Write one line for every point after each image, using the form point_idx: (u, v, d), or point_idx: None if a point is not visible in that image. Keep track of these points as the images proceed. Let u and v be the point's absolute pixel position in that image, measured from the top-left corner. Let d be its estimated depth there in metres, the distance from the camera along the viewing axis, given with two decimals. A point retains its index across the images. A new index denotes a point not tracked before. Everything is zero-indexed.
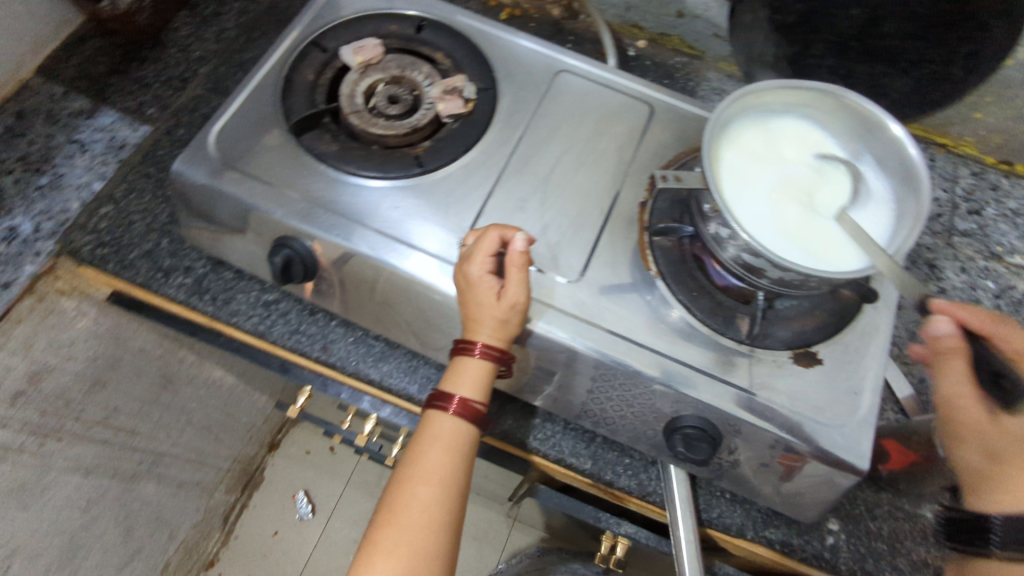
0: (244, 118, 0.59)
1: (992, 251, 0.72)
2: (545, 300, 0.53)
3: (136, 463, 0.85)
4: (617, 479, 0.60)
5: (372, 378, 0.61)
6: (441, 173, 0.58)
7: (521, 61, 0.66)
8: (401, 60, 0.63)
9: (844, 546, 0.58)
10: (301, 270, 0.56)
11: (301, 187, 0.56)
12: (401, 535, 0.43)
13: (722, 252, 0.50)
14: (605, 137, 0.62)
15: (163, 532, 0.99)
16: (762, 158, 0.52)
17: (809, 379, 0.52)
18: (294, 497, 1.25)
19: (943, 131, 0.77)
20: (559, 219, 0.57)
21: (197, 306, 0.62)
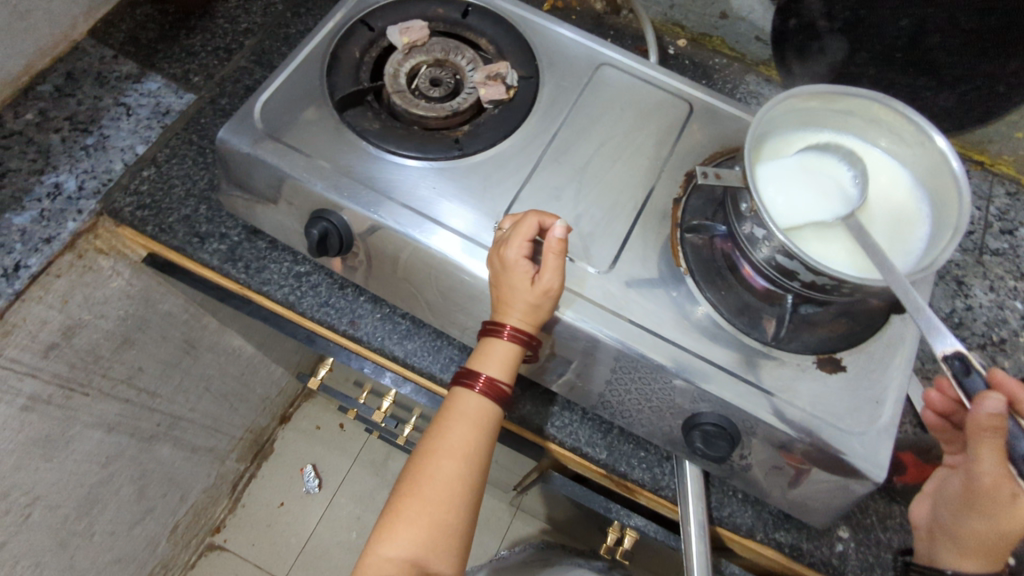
0: (290, 90, 0.60)
1: (1022, 272, 0.72)
2: (575, 289, 0.54)
3: (155, 424, 0.86)
4: (630, 471, 0.61)
5: (397, 355, 0.62)
6: (479, 157, 0.59)
7: (564, 52, 0.66)
8: (446, 44, 0.64)
9: (854, 553, 0.59)
10: (337, 244, 0.56)
11: (342, 162, 0.57)
12: (423, 505, 0.44)
13: (755, 252, 0.51)
14: (643, 132, 0.62)
15: (174, 494, 1.01)
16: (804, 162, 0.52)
17: (832, 385, 0.53)
18: (302, 471, 1.26)
19: (982, 148, 0.76)
20: (593, 210, 0.58)
21: (230, 273, 0.63)
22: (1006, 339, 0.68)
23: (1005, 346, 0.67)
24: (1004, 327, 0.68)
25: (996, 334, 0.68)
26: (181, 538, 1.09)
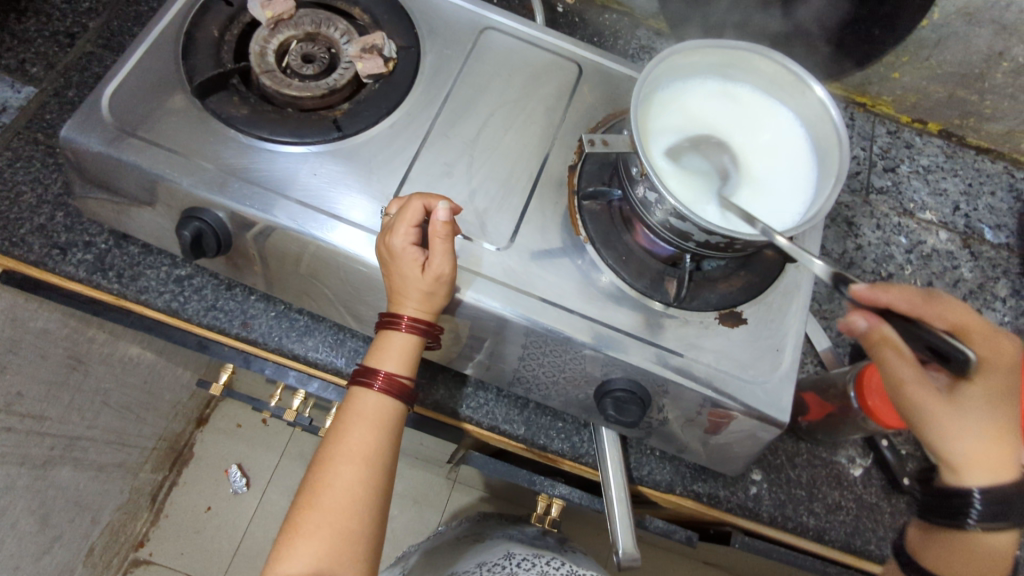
0: (142, 77, 0.54)
1: (905, 208, 0.75)
2: (473, 268, 0.52)
3: (48, 449, 0.80)
4: (550, 442, 0.61)
5: (296, 353, 0.59)
6: (362, 137, 0.55)
7: (445, 18, 0.62)
8: (316, 15, 0.59)
9: (767, 494, 0.61)
10: (214, 244, 0.52)
11: (210, 155, 0.52)
12: (324, 515, 0.43)
13: (651, 215, 0.50)
14: (533, 99, 0.60)
15: (84, 517, 0.94)
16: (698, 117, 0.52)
17: (734, 338, 0.53)
18: (227, 472, 1.21)
19: (863, 90, 0.79)
20: (488, 185, 0.55)
21: (100, 284, 0.57)
22: (893, 274, 0.71)
23: (892, 280, 0.71)
24: (890, 262, 0.72)
25: (884, 270, 0.71)
26: (100, 559, 1.02)
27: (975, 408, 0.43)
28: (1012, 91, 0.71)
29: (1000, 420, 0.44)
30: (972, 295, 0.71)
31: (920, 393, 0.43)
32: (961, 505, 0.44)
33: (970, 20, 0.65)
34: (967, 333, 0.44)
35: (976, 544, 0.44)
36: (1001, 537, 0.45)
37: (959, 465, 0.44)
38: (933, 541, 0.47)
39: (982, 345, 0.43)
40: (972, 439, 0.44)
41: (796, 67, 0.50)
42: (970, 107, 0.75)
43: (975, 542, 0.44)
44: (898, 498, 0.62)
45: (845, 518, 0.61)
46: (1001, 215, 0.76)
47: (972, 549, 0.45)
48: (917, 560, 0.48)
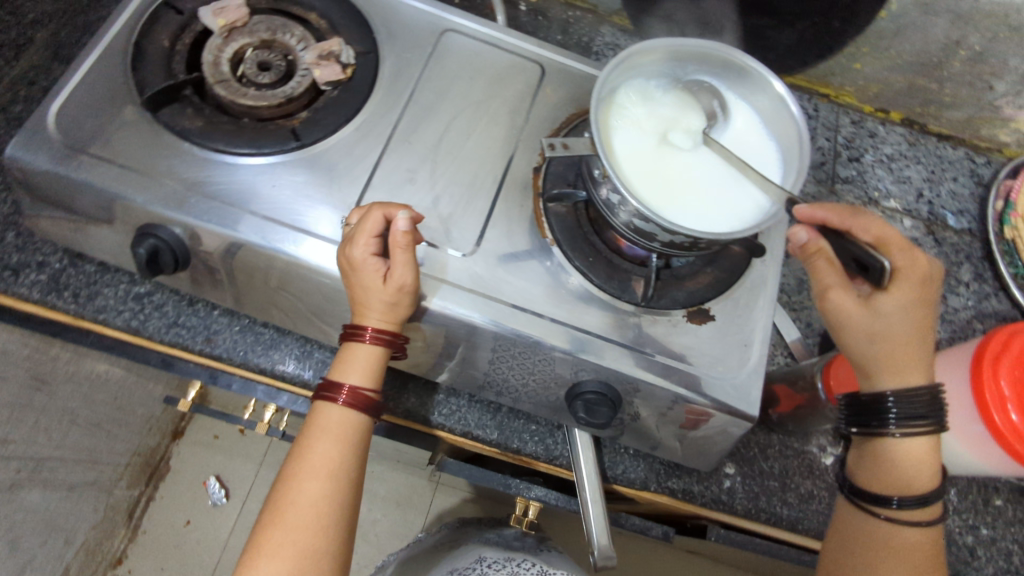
0: (90, 92, 0.52)
1: (870, 196, 0.76)
2: (438, 275, 0.51)
3: (15, 472, 0.78)
4: (523, 446, 0.60)
5: (263, 367, 0.58)
6: (322, 145, 0.54)
7: (403, 21, 0.61)
8: (270, 21, 0.58)
9: (740, 487, 0.61)
10: (171, 260, 0.51)
11: (164, 169, 0.51)
12: (288, 533, 0.42)
13: (615, 217, 0.50)
14: (495, 101, 0.60)
15: (58, 538, 0.92)
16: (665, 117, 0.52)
17: (703, 336, 0.53)
18: (205, 484, 1.20)
19: (826, 81, 0.79)
20: (451, 190, 0.55)
21: (56, 305, 0.56)
22: None
23: None
24: None
25: None
26: None
27: (895, 315, 0.46)
28: (971, 79, 0.72)
29: (917, 329, 0.47)
30: None
31: (838, 298, 0.47)
32: (879, 412, 0.48)
33: (927, 9, 0.65)
34: (888, 247, 0.48)
35: (899, 452, 0.49)
36: (921, 444, 0.49)
37: (875, 371, 0.48)
38: (866, 465, 0.52)
39: (904, 258, 0.47)
40: (886, 344, 0.47)
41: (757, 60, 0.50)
42: (930, 95, 0.76)
43: (897, 452, 0.49)
44: None
45: (818, 507, 0.62)
46: (963, 201, 0.77)
47: (895, 460, 0.50)
48: (858, 485, 0.52)
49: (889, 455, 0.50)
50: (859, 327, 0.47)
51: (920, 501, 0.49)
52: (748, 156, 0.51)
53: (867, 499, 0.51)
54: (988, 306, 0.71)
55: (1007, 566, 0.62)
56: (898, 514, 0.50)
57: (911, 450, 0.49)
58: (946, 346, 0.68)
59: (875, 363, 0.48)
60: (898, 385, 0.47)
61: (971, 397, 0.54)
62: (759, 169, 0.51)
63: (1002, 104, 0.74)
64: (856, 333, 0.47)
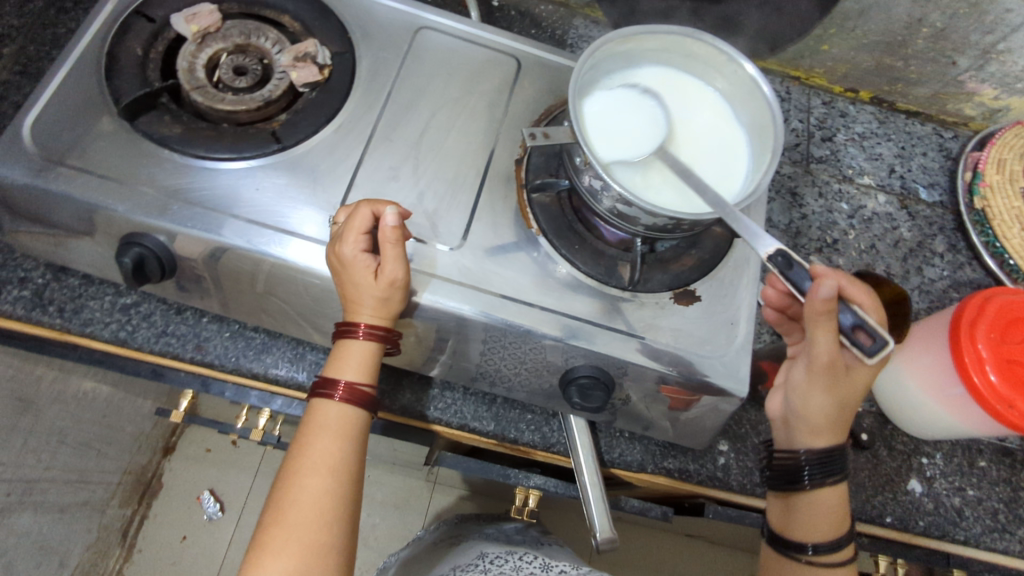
0: (65, 104, 0.52)
1: (844, 174, 0.78)
2: (428, 270, 0.52)
3: (4, 496, 0.77)
4: (520, 435, 0.61)
5: (255, 372, 0.58)
6: (303, 147, 0.54)
7: (378, 20, 0.62)
8: (244, 25, 0.57)
9: (734, 464, 0.62)
10: (157, 268, 0.51)
11: (145, 177, 0.51)
12: (292, 531, 0.42)
13: (599, 203, 0.50)
14: (473, 95, 0.60)
15: (52, 561, 0.91)
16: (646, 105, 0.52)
17: (691, 316, 0.54)
18: (199, 499, 1.18)
19: (795, 64, 0.81)
20: (434, 185, 0.55)
21: (42, 321, 0.55)
22: (838, 239, 0.73)
23: (838, 246, 0.73)
24: (834, 228, 0.74)
25: (829, 236, 0.73)
26: None
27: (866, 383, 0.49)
28: (935, 55, 0.74)
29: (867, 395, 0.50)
30: (912, 253, 0.74)
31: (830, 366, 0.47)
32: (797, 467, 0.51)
33: None
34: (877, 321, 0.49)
35: (814, 500, 0.51)
36: (834, 493, 0.51)
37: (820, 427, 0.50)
38: (788, 513, 0.53)
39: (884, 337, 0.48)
40: (844, 411, 0.50)
41: (727, 46, 0.51)
42: (897, 73, 0.78)
43: (812, 499, 0.51)
44: (860, 454, 0.64)
45: None
46: (933, 174, 0.79)
47: (812, 508, 0.52)
48: (783, 533, 0.53)
49: (807, 503, 0.52)
50: (835, 393, 0.49)
51: (834, 546, 0.51)
52: (718, 142, 0.53)
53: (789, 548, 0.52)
54: (963, 275, 0.73)
55: (995, 525, 0.63)
56: (817, 559, 0.51)
57: (827, 498, 0.51)
58: (924, 315, 0.70)
59: (827, 419, 0.50)
60: (833, 443, 0.51)
61: (952, 360, 0.55)
62: (730, 154, 0.53)
63: (966, 78, 0.76)
64: (835, 397, 0.48)
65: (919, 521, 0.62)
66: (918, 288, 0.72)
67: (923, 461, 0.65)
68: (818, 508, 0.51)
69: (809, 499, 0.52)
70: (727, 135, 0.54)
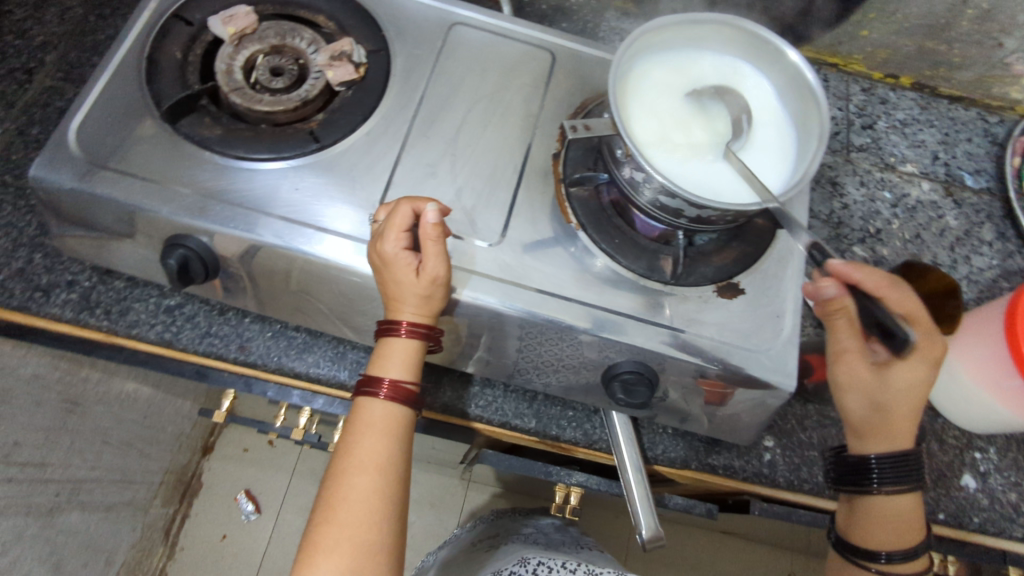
0: (108, 108, 0.53)
1: (886, 162, 0.76)
2: (468, 266, 0.51)
3: (53, 495, 0.78)
4: (562, 432, 0.60)
5: (298, 371, 0.58)
6: (342, 146, 0.54)
7: (411, 18, 0.61)
8: (280, 26, 0.58)
9: (781, 459, 0.61)
10: (201, 269, 0.51)
11: (187, 179, 0.51)
12: (343, 529, 0.42)
13: (639, 195, 0.49)
14: (508, 90, 0.59)
15: (98, 559, 0.93)
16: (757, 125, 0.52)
17: (735, 309, 0.53)
18: (238, 499, 1.20)
19: (833, 50, 0.79)
20: (473, 181, 0.55)
21: (89, 323, 0.56)
22: (882, 229, 0.72)
23: (882, 236, 0.71)
24: (878, 218, 0.72)
25: (873, 226, 0.72)
26: None
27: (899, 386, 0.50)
28: (980, 37, 0.71)
29: (914, 400, 0.51)
30: (959, 242, 0.72)
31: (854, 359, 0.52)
32: (863, 471, 0.52)
33: None
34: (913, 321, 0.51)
35: (884, 507, 0.52)
36: (906, 499, 0.52)
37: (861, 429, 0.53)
38: (855, 519, 0.54)
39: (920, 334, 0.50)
40: (883, 412, 0.51)
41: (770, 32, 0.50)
42: (939, 57, 0.76)
43: (883, 506, 0.52)
44: None
45: None
46: (980, 160, 0.77)
47: (880, 513, 0.52)
48: (848, 539, 0.54)
49: (872, 507, 0.53)
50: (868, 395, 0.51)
51: (906, 556, 0.51)
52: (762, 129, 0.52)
53: (855, 552, 0.53)
54: (1013, 263, 0.71)
55: None
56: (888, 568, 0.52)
57: (897, 506, 0.52)
58: (974, 306, 0.68)
59: (866, 419, 0.52)
60: (882, 448, 0.52)
61: (1008, 356, 0.54)
62: (776, 142, 0.52)
63: (1012, 61, 0.73)
64: (863, 397, 0.52)
65: (973, 518, 0.60)
66: (966, 278, 0.70)
67: (976, 456, 0.63)
68: (891, 516, 0.52)
69: (878, 504, 0.52)
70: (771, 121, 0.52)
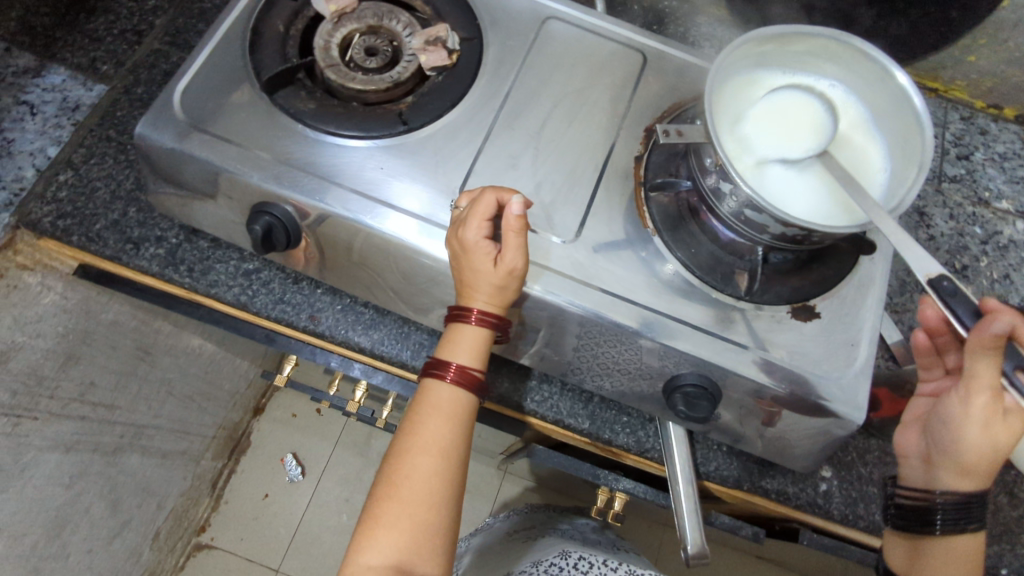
0: (211, 74, 0.55)
1: (980, 196, 0.72)
2: (541, 261, 0.51)
3: (118, 436, 0.83)
4: (615, 437, 0.60)
5: (363, 345, 0.59)
6: (428, 130, 0.55)
7: (506, 8, 0.62)
8: (379, 8, 0.59)
9: (837, 492, 0.59)
10: (283, 238, 0.53)
11: (278, 149, 0.53)
12: (403, 507, 0.43)
13: (722, 206, 0.49)
14: (596, 89, 0.59)
15: (150, 501, 0.97)
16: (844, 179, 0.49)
17: (808, 333, 0.52)
18: (282, 461, 1.24)
19: (935, 74, 0.75)
20: (553, 176, 0.55)
21: (173, 278, 0.59)
22: (968, 265, 0.68)
23: (968, 273, 0.68)
24: (966, 253, 0.69)
25: (959, 262, 0.68)
26: (164, 543, 1.06)
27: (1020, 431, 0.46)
28: None
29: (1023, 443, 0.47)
30: None
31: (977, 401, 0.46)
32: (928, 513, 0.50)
33: None
34: None
35: (948, 547, 0.50)
36: (970, 541, 0.50)
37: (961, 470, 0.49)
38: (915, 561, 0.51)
39: None
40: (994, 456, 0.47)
41: (878, 53, 0.48)
42: None
43: (947, 545, 0.50)
44: None
45: None
46: None
47: (945, 553, 0.50)
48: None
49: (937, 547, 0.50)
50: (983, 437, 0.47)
51: None
52: (855, 154, 0.50)
53: None
54: None
55: None
56: None
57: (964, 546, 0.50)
58: None
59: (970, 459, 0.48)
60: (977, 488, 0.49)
61: None
62: (869, 168, 0.50)
63: None
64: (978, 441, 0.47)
65: None
66: None
67: None
68: (955, 557, 0.50)
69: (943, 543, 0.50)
70: (866, 147, 0.51)
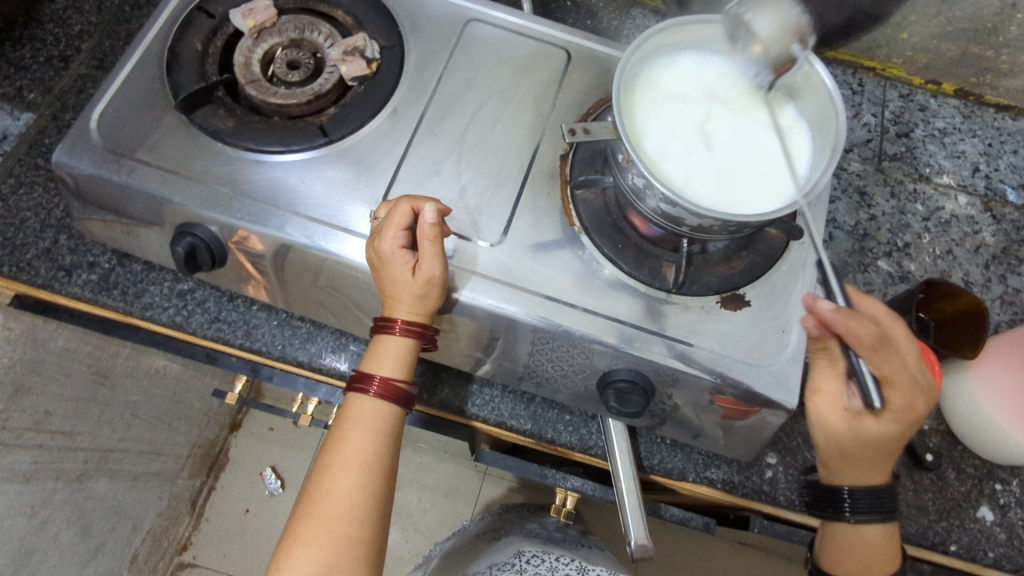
0: (128, 97, 0.54)
1: (921, 173, 0.72)
2: (468, 266, 0.51)
3: (82, 462, 0.83)
4: (557, 436, 0.60)
5: (300, 360, 0.59)
6: (350, 140, 0.55)
7: (428, 13, 0.61)
8: (299, 20, 0.59)
9: (783, 477, 0.59)
10: (208, 257, 0.53)
11: (197, 169, 0.52)
12: (324, 522, 0.43)
13: (642, 203, 0.48)
14: (520, 89, 0.59)
15: (125, 524, 0.97)
16: (728, 177, 0.48)
17: (737, 322, 0.52)
18: (261, 475, 1.24)
19: (871, 54, 0.76)
20: (477, 180, 0.55)
21: (106, 303, 0.59)
22: (910, 243, 0.68)
23: (910, 250, 0.68)
24: (907, 232, 0.69)
25: (901, 240, 0.68)
26: (144, 565, 1.06)
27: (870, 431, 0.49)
28: None
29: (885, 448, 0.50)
30: (996, 260, 0.68)
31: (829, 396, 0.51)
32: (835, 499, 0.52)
33: None
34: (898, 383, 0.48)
35: (852, 535, 0.53)
36: (874, 530, 0.53)
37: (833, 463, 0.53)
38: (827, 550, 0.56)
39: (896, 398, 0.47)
40: (852, 453, 0.51)
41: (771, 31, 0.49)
42: (985, 63, 0.72)
43: (852, 533, 0.53)
44: (923, 475, 0.60)
45: None
46: None
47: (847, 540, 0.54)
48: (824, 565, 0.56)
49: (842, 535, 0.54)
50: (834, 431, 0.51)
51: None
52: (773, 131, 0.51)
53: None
54: None
55: None
56: None
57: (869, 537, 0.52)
58: (1005, 329, 0.64)
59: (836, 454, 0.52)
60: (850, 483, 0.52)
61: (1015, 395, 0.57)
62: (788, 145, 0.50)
63: None
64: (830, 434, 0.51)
65: (987, 552, 0.58)
66: (1000, 298, 0.66)
67: (997, 487, 0.60)
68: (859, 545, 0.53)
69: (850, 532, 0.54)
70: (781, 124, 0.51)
